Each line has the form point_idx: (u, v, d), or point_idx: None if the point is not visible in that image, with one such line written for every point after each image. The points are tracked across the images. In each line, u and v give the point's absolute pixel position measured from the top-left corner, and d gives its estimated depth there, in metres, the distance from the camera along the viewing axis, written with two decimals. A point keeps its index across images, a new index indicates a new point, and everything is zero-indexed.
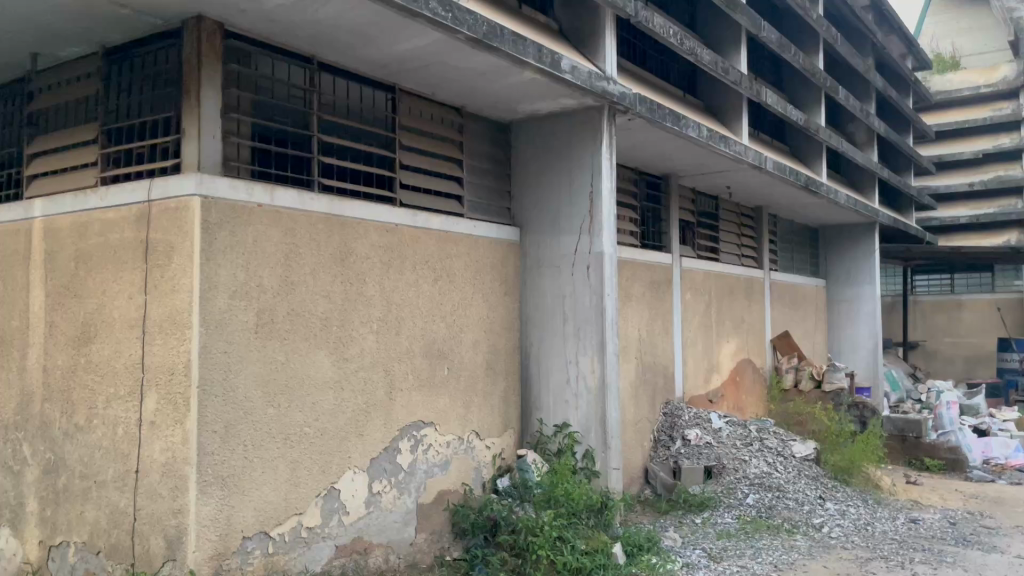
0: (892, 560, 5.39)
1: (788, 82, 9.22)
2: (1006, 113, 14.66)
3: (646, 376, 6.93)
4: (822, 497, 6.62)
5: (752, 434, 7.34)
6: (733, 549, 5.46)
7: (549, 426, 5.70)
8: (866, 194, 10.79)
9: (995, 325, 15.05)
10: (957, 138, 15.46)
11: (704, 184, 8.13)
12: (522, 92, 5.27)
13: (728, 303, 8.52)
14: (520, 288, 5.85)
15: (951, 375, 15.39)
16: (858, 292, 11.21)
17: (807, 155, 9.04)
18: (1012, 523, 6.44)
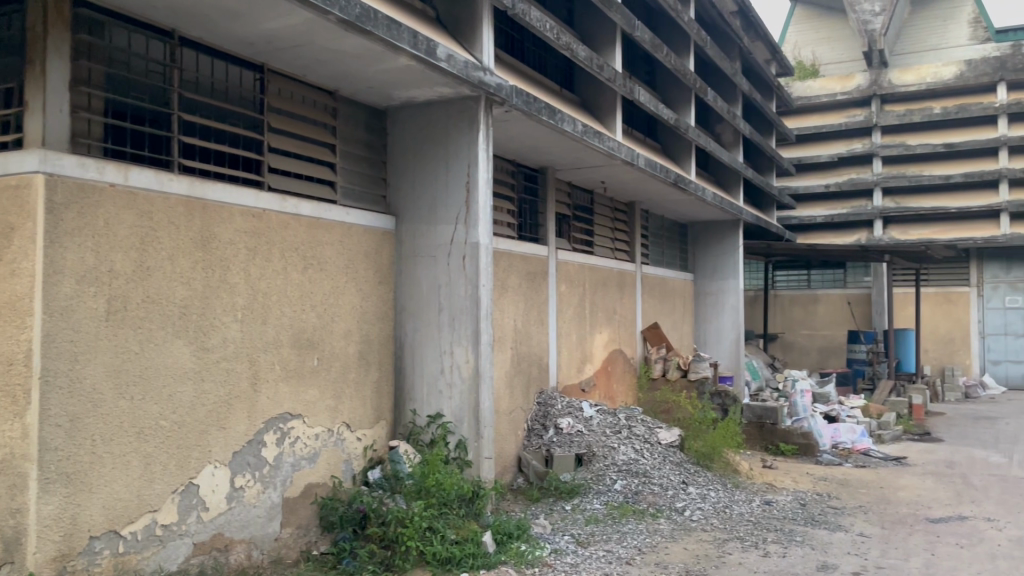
0: (747, 541, 5.68)
1: (661, 82, 9.51)
2: (860, 120, 15.76)
3: (521, 365, 7.01)
4: (685, 481, 6.88)
5: (621, 422, 7.55)
6: (600, 534, 5.60)
7: (421, 416, 5.65)
8: (731, 192, 11.30)
9: (845, 318, 16.13)
10: (815, 142, 16.38)
11: (580, 179, 8.29)
12: (397, 79, 5.19)
13: (601, 295, 8.73)
14: (395, 277, 5.78)
15: (806, 365, 16.39)
16: (723, 286, 11.73)
17: (677, 153, 9.38)
18: (855, 503, 6.91)
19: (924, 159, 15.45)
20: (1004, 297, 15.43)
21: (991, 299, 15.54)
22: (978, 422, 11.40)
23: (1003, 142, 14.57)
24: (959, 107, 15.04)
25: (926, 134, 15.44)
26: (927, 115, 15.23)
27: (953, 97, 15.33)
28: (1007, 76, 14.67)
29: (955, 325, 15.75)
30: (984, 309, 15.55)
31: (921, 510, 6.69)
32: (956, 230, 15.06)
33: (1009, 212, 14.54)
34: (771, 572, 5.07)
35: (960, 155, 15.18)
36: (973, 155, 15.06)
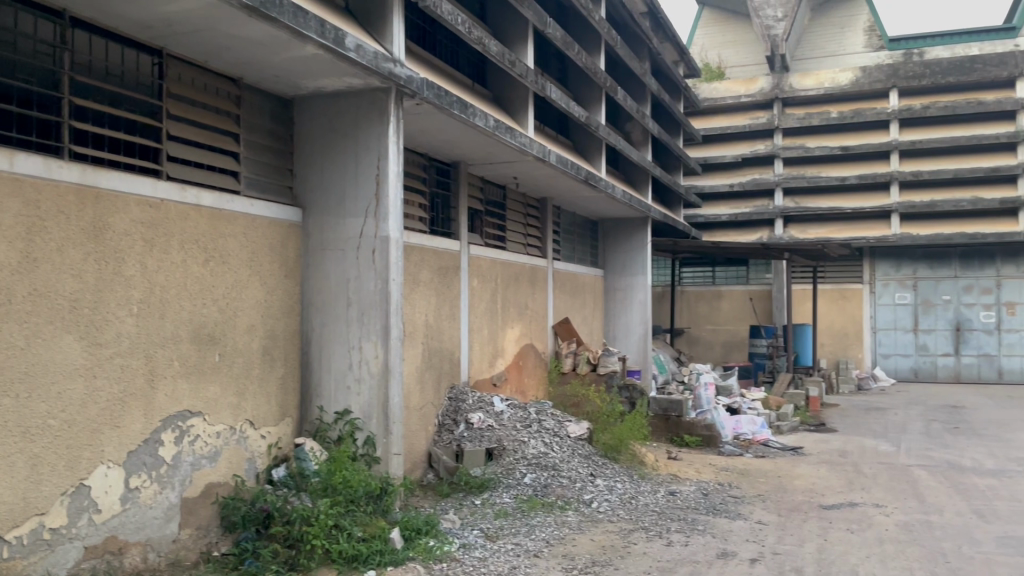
0: (651, 530, 5.82)
1: (572, 79, 9.60)
2: (763, 122, 16.31)
3: (432, 361, 6.97)
4: (593, 473, 6.99)
5: (531, 416, 7.61)
6: (508, 528, 5.63)
7: (329, 413, 5.55)
8: (640, 190, 11.52)
9: (747, 314, 16.71)
10: (721, 143, 16.86)
11: (492, 174, 8.30)
12: (304, 67, 5.08)
13: (513, 291, 8.76)
14: (302, 270, 5.66)
15: (710, 359, 16.90)
16: (631, 282, 11.97)
17: (588, 150, 9.50)
18: (754, 492, 7.17)
19: (822, 161, 16.13)
20: (894, 294, 16.30)
21: (882, 295, 16.38)
22: (868, 413, 11.99)
23: (894, 146, 15.35)
24: (854, 112, 15.74)
25: (824, 137, 16.11)
26: (825, 119, 15.90)
27: (850, 102, 16.04)
28: (899, 83, 15.44)
29: (849, 321, 16.52)
30: (876, 306, 16.37)
31: (815, 497, 7.00)
32: (851, 230, 15.86)
33: (899, 213, 15.35)
34: (674, 561, 5.21)
35: (854, 157, 15.90)
36: (867, 158, 15.81)
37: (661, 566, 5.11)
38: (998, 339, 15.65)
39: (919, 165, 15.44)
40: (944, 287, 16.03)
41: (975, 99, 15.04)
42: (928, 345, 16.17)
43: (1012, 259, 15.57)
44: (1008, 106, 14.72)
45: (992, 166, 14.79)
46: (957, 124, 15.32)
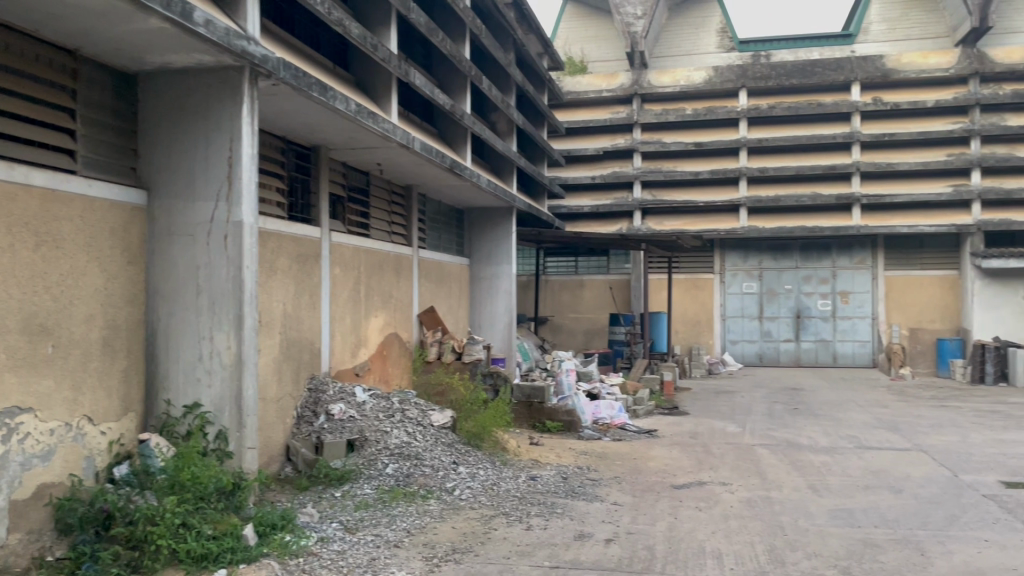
0: (512, 516, 5.90)
1: (437, 67, 9.53)
2: (623, 116, 16.79)
3: (291, 351, 6.75)
4: (455, 462, 6.98)
5: (394, 406, 7.54)
6: (369, 519, 5.56)
7: (176, 407, 5.29)
8: (505, 179, 11.60)
9: (607, 302, 17.24)
10: (584, 135, 17.21)
11: (354, 160, 8.13)
12: (149, 41, 4.79)
13: (376, 279, 8.62)
14: (147, 256, 5.35)
15: (572, 346, 17.32)
16: (497, 271, 12.05)
17: (453, 138, 9.47)
18: (611, 474, 7.40)
19: (678, 156, 16.81)
20: (742, 284, 17.24)
21: (731, 284, 17.29)
22: (717, 396, 12.66)
23: (743, 144, 16.22)
24: (707, 110, 16.49)
25: (679, 133, 16.77)
26: (680, 115, 16.56)
27: (703, 100, 16.78)
28: (747, 84, 16.31)
29: (701, 309, 17.34)
30: (725, 294, 17.28)
31: (667, 477, 7.31)
32: (703, 223, 16.67)
33: (747, 207, 16.31)
34: (533, 545, 5.31)
35: (708, 153, 16.68)
36: (718, 154, 16.63)
37: (520, 550, 5.19)
38: (834, 326, 16.87)
39: (766, 161, 16.39)
40: (786, 277, 17.10)
41: (815, 101, 16.11)
42: (772, 332, 17.19)
43: (846, 252, 16.79)
44: (844, 109, 15.85)
45: (830, 164, 15.91)
46: (799, 124, 16.33)
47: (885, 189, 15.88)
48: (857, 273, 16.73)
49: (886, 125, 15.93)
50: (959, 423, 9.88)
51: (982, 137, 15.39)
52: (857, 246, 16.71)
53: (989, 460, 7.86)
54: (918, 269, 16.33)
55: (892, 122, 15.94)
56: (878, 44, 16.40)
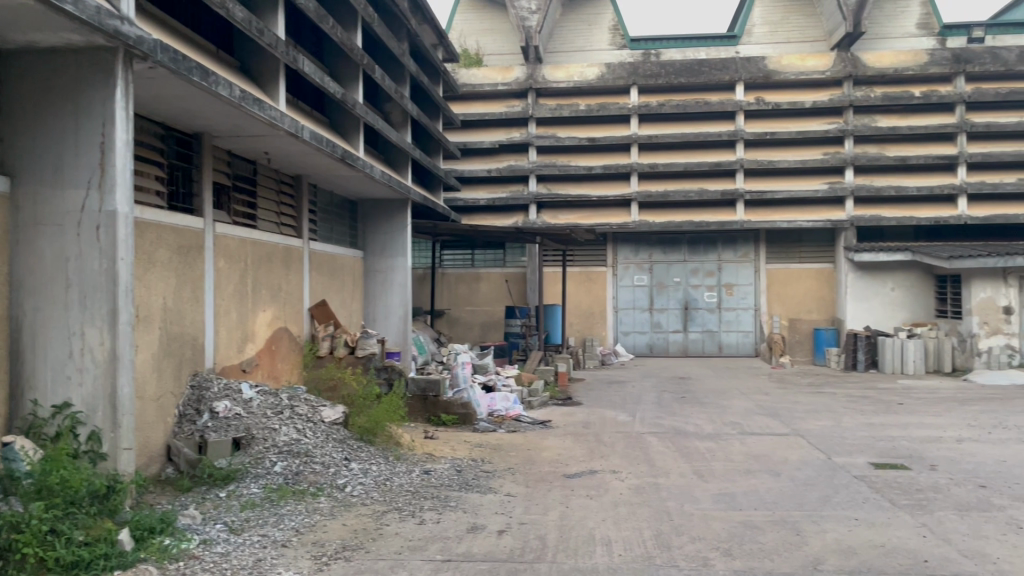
0: (404, 511, 5.85)
1: (327, 55, 9.32)
2: (518, 110, 16.87)
3: (172, 347, 6.48)
4: (347, 458, 6.85)
5: (283, 403, 7.34)
6: (255, 520, 5.38)
7: (45, 408, 4.98)
8: (400, 171, 11.47)
9: (503, 295, 17.35)
10: (479, 128, 17.20)
11: (240, 147, 7.85)
12: (10, 17, 4.47)
13: (265, 271, 8.36)
14: (10, 247, 5.02)
15: (469, 339, 17.34)
16: (391, 263, 11.92)
17: (346, 128, 9.28)
18: (505, 466, 7.44)
19: (572, 151, 17.05)
20: (633, 276, 17.66)
21: (623, 277, 17.70)
22: (609, 386, 12.94)
23: (634, 140, 16.62)
24: (599, 106, 16.78)
25: (573, 128, 17.01)
26: (574, 111, 16.79)
27: (595, 96, 17.06)
28: (638, 81, 16.70)
29: (594, 301, 17.65)
30: (617, 287, 17.66)
31: (560, 467, 7.41)
32: (596, 216, 16.99)
33: (637, 202, 16.72)
34: (425, 539, 5.27)
35: (601, 149, 17.00)
36: (610, 149, 16.97)
37: (411, 545, 5.14)
38: (720, 317, 17.50)
39: (655, 157, 16.84)
40: (675, 270, 17.62)
41: (702, 100, 16.64)
42: (662, 323, 17.67)
43: (730, 246, 17.44)
44: (729, 108, 16.45)
45: (715, 161, 16.47)
46: (687, 122, 16.83)
47: (767, 185, 16.58)
48: (740, 267, 17.41)
49: (768, 124, 16.61)
50: (832, 408, 10.44)
51: (855, 137, 16.26)
52: (740, 240, 17.39)
53: (859, 443, 8.33)
54: (797, 262, 17.17)
55: (773, 121, 16.65)
56: (760, 46, 17.07)
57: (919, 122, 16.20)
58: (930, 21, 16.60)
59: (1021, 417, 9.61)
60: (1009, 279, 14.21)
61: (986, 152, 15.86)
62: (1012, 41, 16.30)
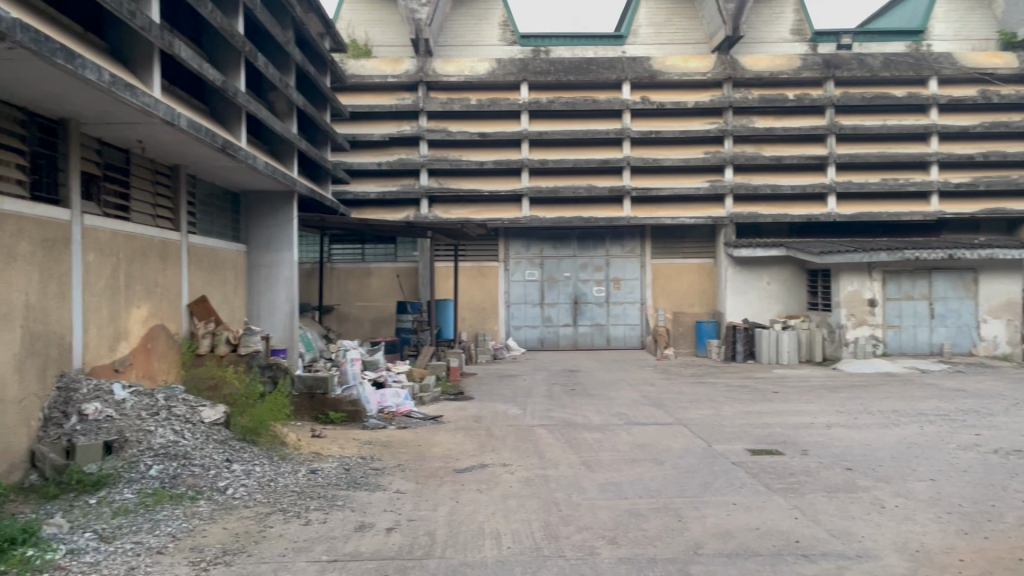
0: (289, 512, 5.70)
1: (207, 41, 8.94)
2: (408, 103, 16.71)
3: (36, 347, 6.07)
4: (229, 459, 6.61)
5: (159, 403, 7.02)
6: (128, 526, 5.12)
7: None
8: (285, 163, 11.15)
9: (393, 290, 17.18)
10: (368, 120, 16.94)
11: (111, 135, 7.44)
12: None
13: (139, 266, 7.96)
14: None
15: (359, 335, 17.08)
16: (277, 258, 11.58)
17: (227, 117, 8.95)
18: (394, 463, 7.36)
19: (463, 146, 17.03)
20: (524, 271, 17.81)
21: (514, 272, 17.81)
22: (501, 380, 13.01)
23: (524, 136, 16.75)
24: (490, 101, 16.81)
25: (464, 122, 16.99)
26: (465, 105, 16.76)
27: (486, 91, 17.08)
28: (528, 78, 16.84)
29: (486, 296, 17.71)
30: (509, 281, 17.77)
31: (450, 462, 7.39)
32: (487, 211, 17.04)
33: (528, 197, 16.88)
34: (311, 539, 5.15)
35: (492, 144, 17.06)
36: (501, 145, 17.05)
37: (296, 547, 5.02)
38: (607, 311, 17.89)
39: (545, 154, 17.04)
40: (565, 264, 17.89)
41: (590, 98, 16.94)
42: (553, 317, 17.92)
43: (618, 241, 17.84)
44: (615, 106, 16.81)
45: (604, 158, 16.82)
46: (576, 118, 17.10)
47: (652, 182, 17.06)
48: (627, 262, 17.84)
49: (654, 123, 17.07)
50: (714, 397, 10.86)
51: (734, 137, 16.93)
52: (627, 235, 17.81)
53: (738, 430, 8.69)
54: (680, 257, 17.75)
55: (659, 120, 17.12)
56: (646, 46, 17.53)
57: (793, 124, 17.00)
58: (803, 28, 17.44)
59: (884, 402, 10.27)
60: (873, 273, 15.19)
61: (853, 153, 16.82)
62: (878, 48, 17.32)
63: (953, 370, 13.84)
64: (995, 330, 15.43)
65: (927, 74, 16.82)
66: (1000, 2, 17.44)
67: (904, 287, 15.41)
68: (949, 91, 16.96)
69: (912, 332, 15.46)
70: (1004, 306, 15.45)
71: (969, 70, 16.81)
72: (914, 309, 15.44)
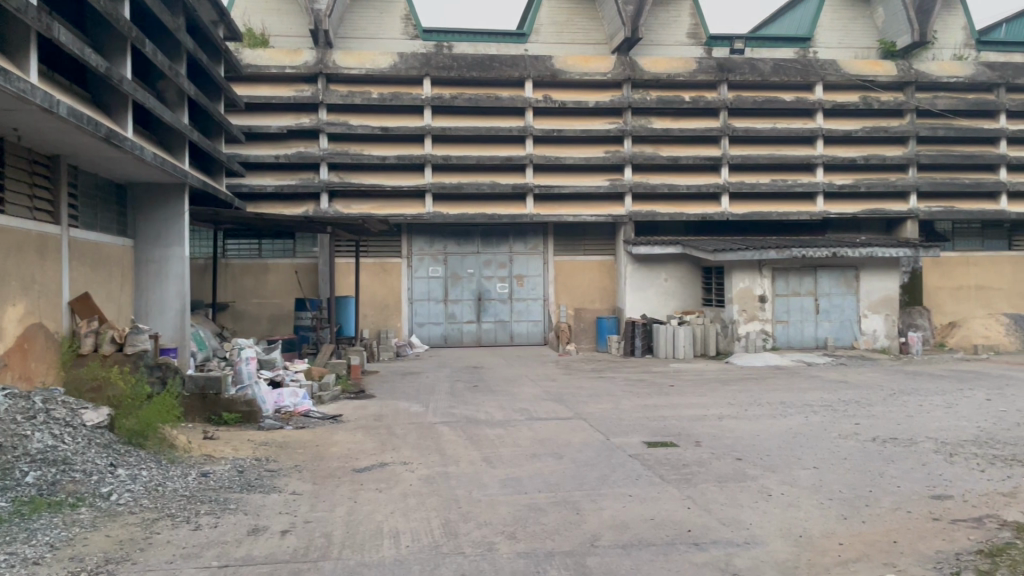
0: (177, 517, 5.49)
1: (90, 25, 8.51)
2: (307, 95, 16.36)
3: None
4: (113, 464, 6.31)
5: (36, 407, 6.63)
6: (1, 537, 4.82)
7: None
8: (176, 155, 10.72)
9: (292, 287, 16.79)
10: (265, 112, 16.49)
11: None
12: None
13: (14, 260, 7.50)
14: None
15: (256, 333, 16.63)
16: (167, 253, 11.12)
17: (112, 106, 8.53)
18: (290, 464, 7.19)
19: (364, 140, 16.79)
20: (428, 268, 17.70)
21: (417, 269, 17.68)
22: (402, 378, 12.89)
23: (428, 132, 16.65)
24: (392, 95, 16.63)
25: (365, 116, 16.75)
26: (366, 99, 16.53)
27: (388, 85, 16.87)
28: (431, 73, 16.73)
29: (389, 292, 17.52)
30: (412, 278, 17.63)
31: (349, 462, 7.27)
32: (389, 207, 16.86)
33: (431, 193, 16.79)
34: (200, 545, 4.97)
35: (394, 138, 16.87)
36: (404, 140, 16.89)
37: (184, 553, 4.84)
38: (511, 307, 17.99)
39: (448, 150, 16.97)
40: (468, 261, 17.87)
41: (493, 95, 16.97)
42: (456, 314, 17.88)
43: (520, 238, 17.97)
44: (518, 104, 16.93)
45: (507, 155, 16.90)
46: (479, 115, 17.10)
47: (554, 180, 17.24)
48: (530, 258, 17.99)
49: (556, 122, 17.25)
50: (613, 391, 11.08)
51: (633, 137, 17.30)
52: (529, 233, 17.96)
53: (636, 424, 8.88)
54: (582, 254, 18.03)
55: (561, 119, 17.32)
56: (547, 45, 17.69)
57: (690, 125, 17.49)
58: (698, 32, 17.95)
59: (773, 394, 10.70)
60: (763, 270, 15.83)
61: (745, 155, 17.45)
62: (766, 54, 18.13)
63: (836, 362, 14.58)
64: (875, 324, 16.29)
65: (813, 79, 17.60)
66: (880, 12, 18.38)
67: (791, 284, 16.11)
68: (834, 97, 17.81)
69: (799, 327, 16.16)
70: (882, 301, 16.34)
71: (852, 77, 17.70)
72: (801, 304, 16.16)
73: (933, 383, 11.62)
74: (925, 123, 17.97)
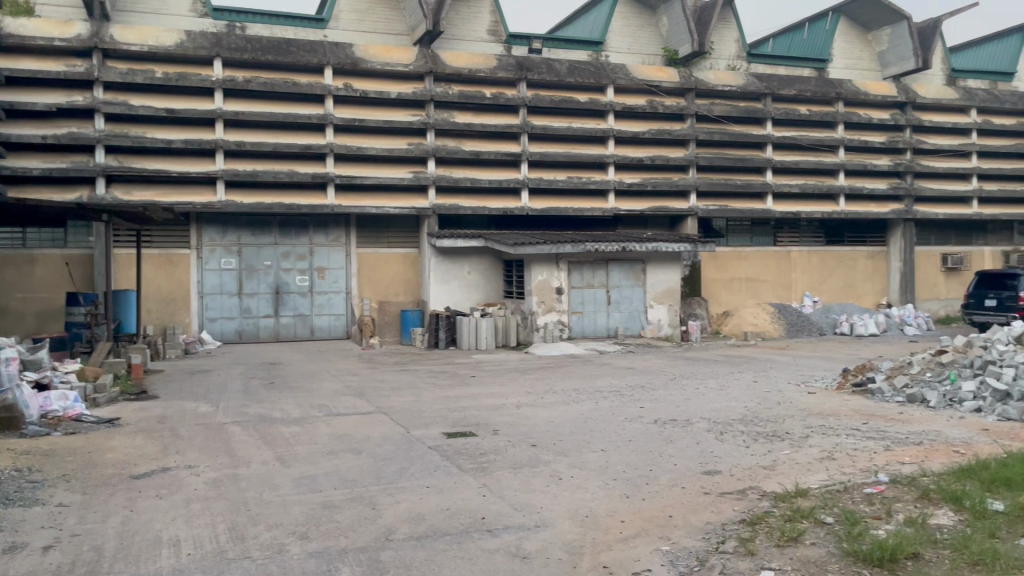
0: None
1: None
2: (80, 71, 15.05)
3: None
4: None
5: None
6: None
7: None
8: None
9: (63, 280, 15.38)
10: (31, 87, 15.01)
11: None
12: None
13: None
14: None
15: (20, 331, 15.12)
16: None
17: None
18: (56, 473, 6.58)
19: (147, 121, 15.68)
20: (219, 260, 16.82)
21: (208, 261, 16.76)
22: (191, 376, 12.19)
23: (219, 116, 15.82)
24: (178, 75, 15.65)
25: (148, 96, 15.64)
26: (148, 78, 15.44)
27: (174, 64, 15.83)
28: (222, 54, 15.89)
29: (177, 285, 16.52)
30: (203, 270, 16.70)
31: (126, 468, 6.77)
32: (176, 194, 15.85)
33: (224, 180, 15.99)
34: None
35: (182, 121, 15.89)
36: (193, 124, 15.94)
37: None
38: (312, 301, 17.48)
39: (241, 135, 16.21)
40: (265, 253, 17.16)
41: (291, 80, 16.41)
42: (251, 308, 17.08)
43: (322, 229, 17.51)
44: (318, 91, 16.46)
45: (305, 144, 16.41)
46: (275, 101, 16.45)
47: (356, 171, 16.97)
48: (331, 250, 17.58)
49: (357, 111, 16.95)
50: (413, 384, 11.11)
51: (436, 130, 17.38)
52: (331, 224, 17.54)
53: (434, 416, 8.93)
54: (385, 246, 18.00)
55: (361, 108, 17.03)
56: (347, 32, 17.22)
57: (491, 120, 17.81)
58: (498, 29, 18.31)
59: (567, 382, 11.18)
60: (559, 263, 16.48)
61: (544, 152, 18.07)
62: (563, 54, 18.76)
63: (625, 350, 15.49)
64: (659, 314, 17.41)
65: (605, 82, 18.55)
66: (664, 21, 19.61)
67: (585, 277, 16.90)
68: (624, 99, 18.82)
69: (593, 317, 16.99)
70: (666, 293, 17.48)
71: (639, 81, 18.84)
72: (594, 296, 16.99)
73: (708, 368, 12.62)
74: (703, 128, 19.44)
